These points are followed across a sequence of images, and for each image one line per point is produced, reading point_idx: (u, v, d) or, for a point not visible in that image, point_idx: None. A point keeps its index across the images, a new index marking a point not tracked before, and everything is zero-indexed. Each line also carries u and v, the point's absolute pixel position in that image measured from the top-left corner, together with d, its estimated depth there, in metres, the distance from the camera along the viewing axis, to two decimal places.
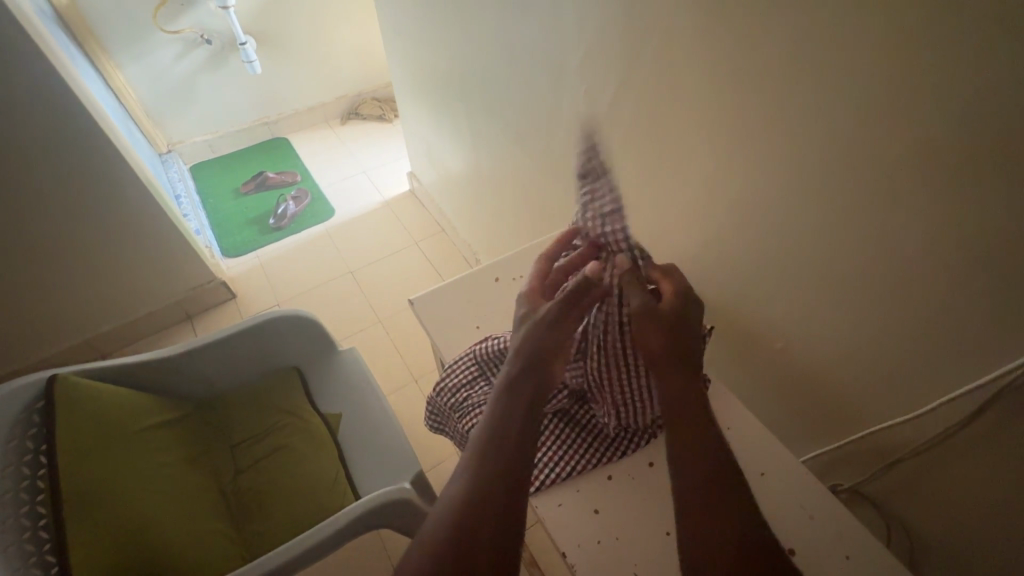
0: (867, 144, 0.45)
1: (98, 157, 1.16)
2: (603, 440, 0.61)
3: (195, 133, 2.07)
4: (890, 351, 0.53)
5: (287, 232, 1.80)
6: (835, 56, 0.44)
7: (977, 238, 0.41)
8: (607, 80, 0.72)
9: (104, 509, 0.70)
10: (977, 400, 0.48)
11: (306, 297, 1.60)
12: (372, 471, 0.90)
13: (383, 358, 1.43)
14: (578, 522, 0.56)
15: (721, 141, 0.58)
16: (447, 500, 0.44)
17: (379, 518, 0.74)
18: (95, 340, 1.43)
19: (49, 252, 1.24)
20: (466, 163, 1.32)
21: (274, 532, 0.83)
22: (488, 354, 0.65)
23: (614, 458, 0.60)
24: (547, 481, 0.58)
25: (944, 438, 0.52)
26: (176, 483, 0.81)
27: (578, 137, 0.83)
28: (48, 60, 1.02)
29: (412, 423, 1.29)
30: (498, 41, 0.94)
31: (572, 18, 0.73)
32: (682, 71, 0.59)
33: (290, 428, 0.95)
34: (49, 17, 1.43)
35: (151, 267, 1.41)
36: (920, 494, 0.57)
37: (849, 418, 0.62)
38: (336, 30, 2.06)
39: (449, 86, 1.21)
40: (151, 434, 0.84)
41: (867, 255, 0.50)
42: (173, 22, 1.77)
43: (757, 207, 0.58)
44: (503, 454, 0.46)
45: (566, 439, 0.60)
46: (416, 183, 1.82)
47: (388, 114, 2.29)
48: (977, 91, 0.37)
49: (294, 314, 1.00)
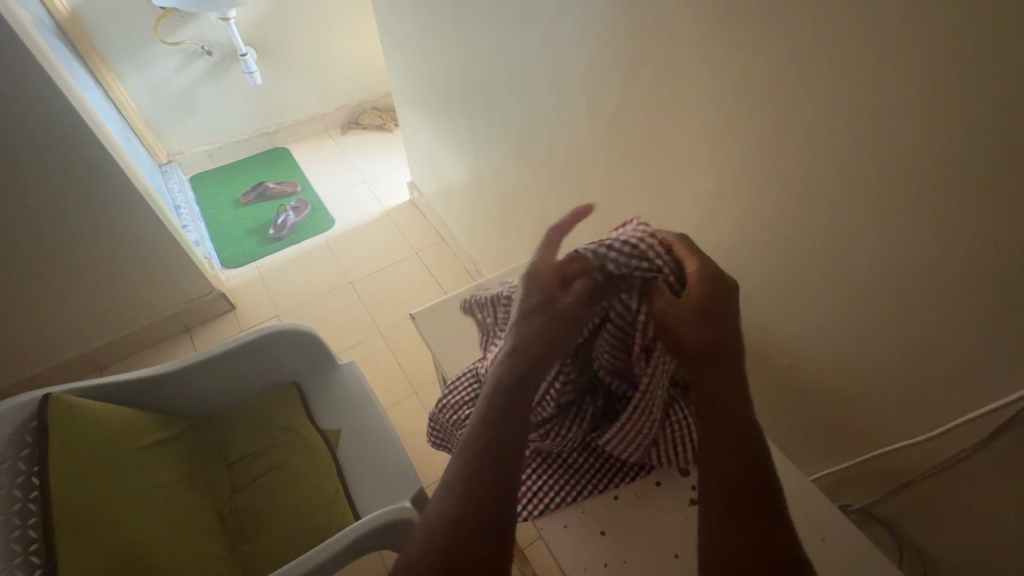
0: (874, 160, 0.44)
1: (97, 169, 1.16)
2: (611, 465, 0.59)
3: (196, 143, 2.07)
4: (899, 368, 0.52)
5: (287, 242, 1.80)
6: (840, 70, 0.44)
7: (989, 256, 0.40)
8: (611, 92, 0.71)
9: (98, 533, 0.68)
10: (993, 422, 0.46)
11: (305, 309, 1.58)
12: (371, 488, 0.89)
13: (383, 369, 1.42)
14: (584, 545, 0.54)
15: (725, 153, 0.58)
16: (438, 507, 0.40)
17: (377, 539, 0.73)
18: (93, 354, 1.42)
19: (47, 265, 1.23)
20: (467, 173, 1.32)
21: (272, 553, 0.82)
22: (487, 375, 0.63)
23: (620, 482, 0.58)
24: (552, 504, 0.56)
25: (959, 461, 0.50)
26: (173, 504, 0.80)
27: (580, 147, 0.83)
28: (47, 73, 1.02)
29: (412, 436, 1.27)
30: (497, 52, 0.93)
31: (573, 29, 0.73)
32: (686, 84, 0.59)
33: (290, 445, 0.93)
34: (48, 29, 1.44)
35: (150, 279, 1.40)
36: (933, 517, 0.56)
37: (859, 437, 0.60)
38: (337, 40, 2.07)
39: (449, 97, 1.20)
40: (147, 452, 0.83)
41: (874, 272, 0.49)
42: (173, 34, 1.77)
43: (761, 221, 0.57)
44: (501, 456, 0.42)
45: (576, 465, 0.58)
46: (417, 192, 1.82)
47: (389, 123, 2.28)
48: (990, 107, 0.36)
49: (292, 328, 0.98)
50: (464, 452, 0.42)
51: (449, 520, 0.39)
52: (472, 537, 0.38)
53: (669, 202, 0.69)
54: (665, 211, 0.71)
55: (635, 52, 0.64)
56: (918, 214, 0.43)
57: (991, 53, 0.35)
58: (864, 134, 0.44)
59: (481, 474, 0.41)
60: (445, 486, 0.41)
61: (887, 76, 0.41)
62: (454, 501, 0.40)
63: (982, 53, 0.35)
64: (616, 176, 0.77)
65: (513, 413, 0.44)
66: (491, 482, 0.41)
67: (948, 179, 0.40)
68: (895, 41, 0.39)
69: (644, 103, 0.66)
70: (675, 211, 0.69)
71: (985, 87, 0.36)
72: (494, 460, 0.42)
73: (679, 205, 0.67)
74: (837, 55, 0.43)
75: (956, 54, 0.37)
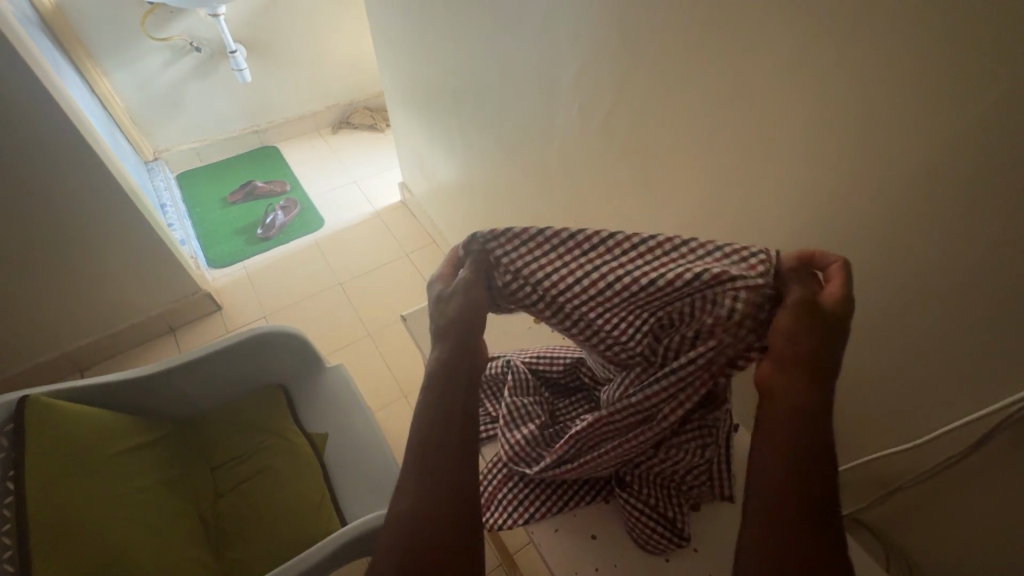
0: (863, 172, 0.45)
1: (79, 166, 1.13)
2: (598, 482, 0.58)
3: (182, 141, 2.04)
4: (886, 377, 0.52)
5: (275, 242, 1.77)
6: (830, 81, 0.44)
7: (976, 268, 0.41)
8: (605, 95, 0.70)
9: (76, 539, 0.66)
10: (977, 433, 0.46)
11: (293, 310, 1.56)
12: (359, 494, 0.88)
13: (373, 372, 1.40)
14: (575, 550, 0.54)
15: (716, 161, 0.58)
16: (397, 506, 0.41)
17: (363, 545, 0.72)
18: (74, 354, 1.39)
19: (27, 264, 1.20)
20: (458, 175, 1.31)
21: (255, 558, 0.81)
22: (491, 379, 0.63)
23: (607, 499, 0.57)
24: (536, 515, 0.55)
25: (943, 469, 0.51)
26: (154, 510, 0.78)
27: (572, 150, 0.83)
28: (28, 68, 0.99)
29: (401, 439, 1.26)
30: (489, 54, 0.93)
31: (565, 34, 0.73)
32: (679, 89, 0.58)
33: (276, 449, 0.92)
34: (31, 22, 1.41)
35: (134, 278, 1.37)
36: (918, 524, 0.56)
37: (845, 444, 0.61)
38: (328, 39, 2.05)
39: (440, 98, 1.20)
40: (128, 457, 0.81)
41: (864, 281, 0.49)
42: (162, 30, 1.74)
43: (755, 226, 0.57)
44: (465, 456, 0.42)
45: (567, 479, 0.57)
46: (407, 194, 1.81)
47: (380, 123, 2.27)
48: (979, 120, 0.37)
49: (279, 331, 0.97)
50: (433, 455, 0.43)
51: (405, 523, 0.39)
52: (432, 532, 0.38)
53: (661, 207, 0.69)
54: (655, 216, 0.71)
55: (631, 55, 0.63)
56: (913, 218, 0.43)
57: (993, 56, 0.34)
58: (856, 145, 0.44)
59: (446, 479, 0.41)
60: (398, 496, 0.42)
61: (887, 77, 0.40)
62: (415, 502, 0.40)
63: (984, 57, 0.35)
64: (609, 179, 0.77)
65: (462, 406, 0.44)
66: (455, 482, 0.41)
67: (946, 184, 0.40)
68: (888, 49, 0.39)
69: (638, 107, 0.65)
70: (667, 216, 0.69)
71: (986, 91, 0.36)
72: (449, 457, 0.42)
73: (672, 208, 0.67)
74: (829, 65, 0.43)
75: (956, 58, 0.36)
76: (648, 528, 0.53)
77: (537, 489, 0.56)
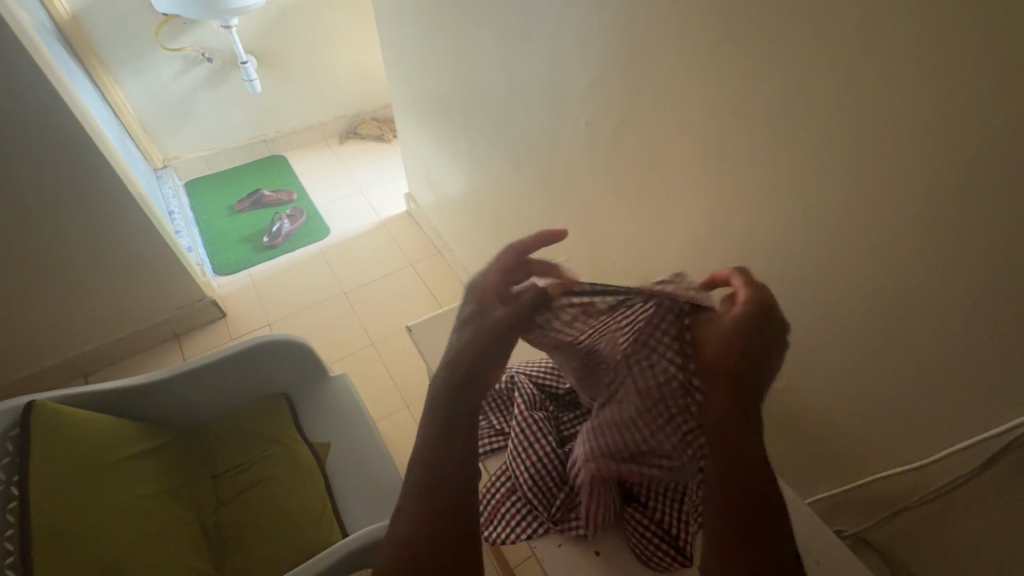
0: (868, 193, 0.45)
1: (90, 172, 1.15)
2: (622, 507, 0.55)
3: (192, 149, 2.06)
4: (891, 397, 0.52)
5: (281, 250, 1.79)
6: (835, 102, 0.45)
7: (983, 291, 0.41)
8: (612, 111, 0.71)
9: (76, 545, 0.66)
10: (984, 454, 0.46)
11: (297, 319, 1.57)
12: (362, 505, 0.88)
13: (376, 382, 1.40)
14: (578, 567, 0.54)
15: (720, 179, 0.58)
16: (404, 525, 0.41)
17: (364, 556, 0.71)
18: (77, 359, 1.39)
19: (36, 268, 1.21)
20: (465, 188, 1.32)
21: (254, 569, 0.80)
22: (498, 395, 0.64)
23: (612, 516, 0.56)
24: (539, 530, 0.55)
25: (951, 489, 0.51)
26: (155, 517, 0.78)
27: (578, 164, 0.83)
28: (45, 77, 1.01)
29: (403, 450, 1.25)
30: (497, 69, 0.95)
31: (574, 51, 0.74)
32: (685, 107, 0.59)
33: (278, 458, 0.91)
34: (48, 31, 1.44)
35: (141, 284, 1.38)
36: (927, 546, 0.55)
37: (851, 464, 0.60)
38: (338, 51, 2.08)
39: (449, 112, 1.21)
40: (131, 463, 0.81)
41: (870, 300, 0.49)
42: (174, 40, 1.77)
43: (760, 244, 0.57)
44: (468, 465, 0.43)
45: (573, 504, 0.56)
46: (414, 205, 1.82)
47: (388, 134, 2.30)
48: (984, 144, 0.37)
49: (283, 339, 0.98)
50: (425, 461, 0.44)
51: (419, 541, 0.40)
52: (435, 556, 0.39)
53: (665, 224, 0.70)
54: (660, 232, 0.71)
55: (638, 72, 0.64)
56: (918, 239, 0.43)
57: (995, 81, 0.35)
58: (858, 167, 0.45)
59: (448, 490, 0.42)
60: (408, 509, 0.42)
61: (890, 91, 0.41)
62: (428, 518, 0.41)
63: (984, 79, 0.36)
64: (615, 193, 0.77)
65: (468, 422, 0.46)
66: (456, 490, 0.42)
67: (950, 206, 0.40)
68: (894, 73, 0.40)
69: (643, 124, 0.66)
70: (672, 231, 0.69)
71: (987, 114, 0.36)
72: (450, 474, 0.43)
73: (677, 224, 0.68)
74: (834, 87, 0.44)
75: (960, 83, 0.37)
76: (653, 545, 0.52)
77: (540, 503, 0.55)
